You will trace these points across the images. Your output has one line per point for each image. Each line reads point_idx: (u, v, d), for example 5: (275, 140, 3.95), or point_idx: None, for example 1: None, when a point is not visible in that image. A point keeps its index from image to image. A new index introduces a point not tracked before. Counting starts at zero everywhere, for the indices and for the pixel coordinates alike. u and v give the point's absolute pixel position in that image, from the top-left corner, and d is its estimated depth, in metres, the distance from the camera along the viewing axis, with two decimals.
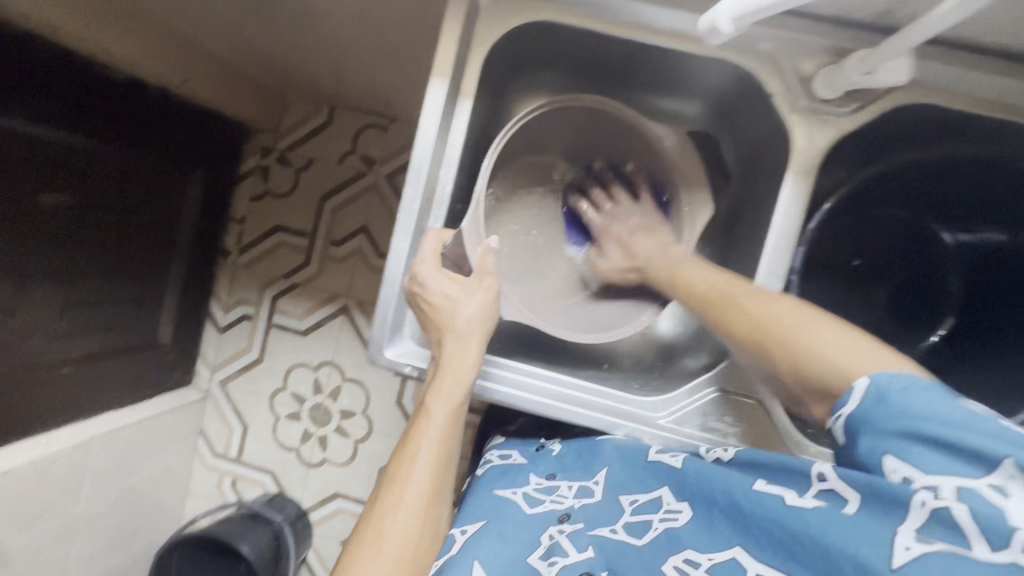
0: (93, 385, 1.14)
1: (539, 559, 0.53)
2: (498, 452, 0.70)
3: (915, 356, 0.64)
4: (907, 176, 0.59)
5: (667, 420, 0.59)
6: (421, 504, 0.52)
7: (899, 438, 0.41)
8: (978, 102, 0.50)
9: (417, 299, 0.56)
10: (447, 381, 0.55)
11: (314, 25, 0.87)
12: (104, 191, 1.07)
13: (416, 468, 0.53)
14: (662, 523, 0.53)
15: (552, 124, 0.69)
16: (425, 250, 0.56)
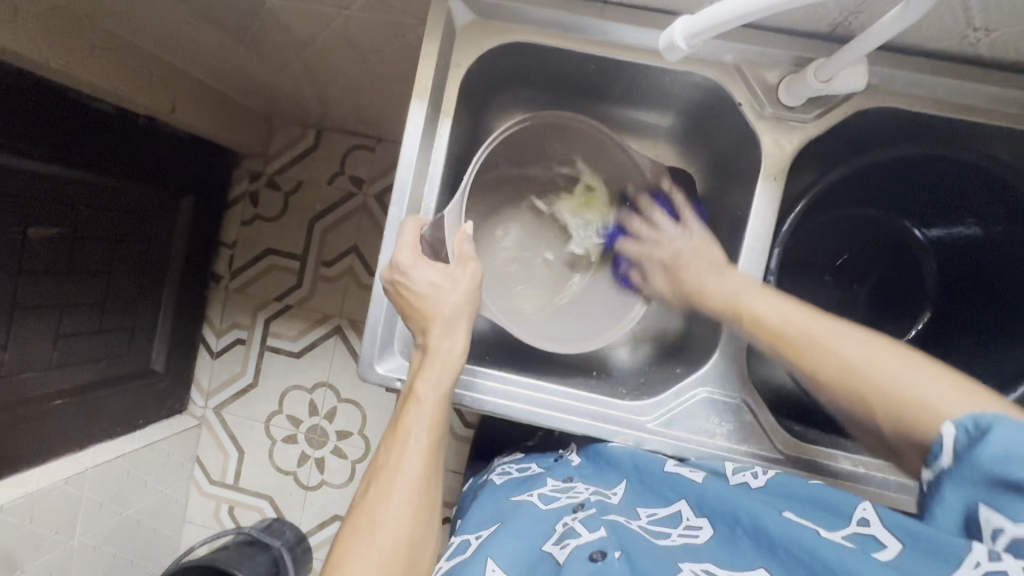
0: (85, 415, 1.13)
1: (551, 545, 0.52)
2: (517, 464, 0.71)
3: None
4: (875, 177, 0.60)
5: (654, 424, 0.59)
6: (414, 493, 0.50)
7: (989, 485, 0.37)
8: (943, 106, 0.52)
9: (398, 289, 0.55)
10: (436, 366, 0.54)
11: (299, 52, 0.90)
12: (94, 207, 1.08)
13: (406, 455, 0.51)
14: (680, 537, 0.50)
15: (531, 142, 0.69)
16: (405, 238, 0.55)
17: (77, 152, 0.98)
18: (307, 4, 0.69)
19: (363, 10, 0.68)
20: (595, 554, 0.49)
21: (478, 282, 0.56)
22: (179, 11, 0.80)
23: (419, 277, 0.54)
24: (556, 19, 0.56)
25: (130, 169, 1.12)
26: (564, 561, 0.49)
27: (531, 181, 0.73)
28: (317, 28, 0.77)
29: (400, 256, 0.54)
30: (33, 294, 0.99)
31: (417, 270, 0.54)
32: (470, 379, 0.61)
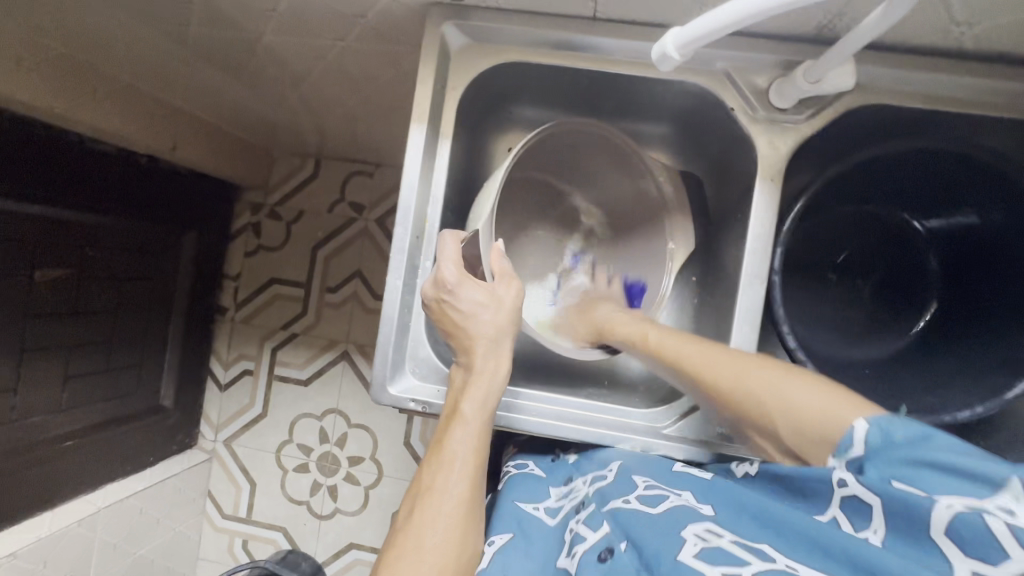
0: (96, 455, 1.13)
1: (565, 559, 0.53)
2: (515, 462, 0.69)
3: (906, 341, 0.66)
4: (871, 171, 0.60)
5: (671, 429, 0.60)
6: (459, 514, 0.49)
7: (905, 463, 0.41)
8: (931, 99, 0.54)
9: (441, 307, 0.56)
10: (482, 385, 0.54)
11: (296, 85, 0.92)
12: (97, 244, 1.09)
13: (452, 476, 0.50)
14: (678, 500, 0.52)
15: (542, 149, 0.69)
16: (447, 254, 0.56)
17: (81, 193, 1.00)
18: (304, 39, 0.71)
19: (359, 42, 0.70)
20: (604, 554, 0.49)
21: (518, 303, 0.57)
22: (176, 53, 0.83)
23: (466, 298, 0.55)
24: (547, 38, 0.58)
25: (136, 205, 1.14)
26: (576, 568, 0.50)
27: (544, 190, 0.74)
28: (313, 61, 0.79)
29: (446, 274, 0.55)
30: (40, 336, 1.00)
31: (464, 290, 0.55)
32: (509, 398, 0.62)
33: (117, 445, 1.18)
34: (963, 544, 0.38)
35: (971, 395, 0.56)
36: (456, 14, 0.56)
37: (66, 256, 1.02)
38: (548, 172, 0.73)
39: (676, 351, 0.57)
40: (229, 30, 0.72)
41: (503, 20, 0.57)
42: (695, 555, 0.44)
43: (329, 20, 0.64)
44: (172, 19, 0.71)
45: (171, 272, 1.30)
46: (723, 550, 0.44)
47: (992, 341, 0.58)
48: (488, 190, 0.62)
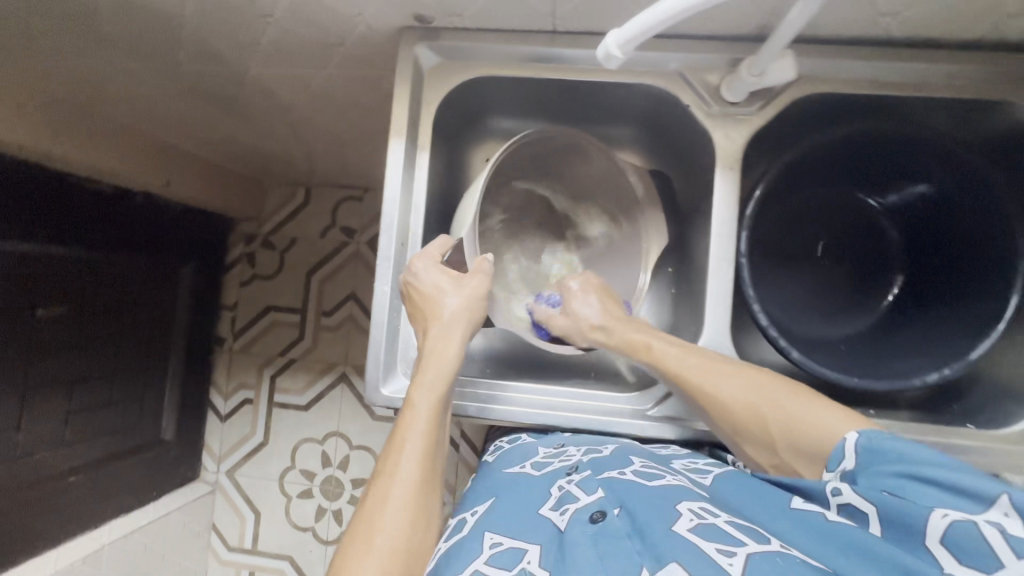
0: (98, 491, 1.13)
1: (550, 510, 0.54)
2: (508, 438, 0.73)
3: (878, 316, 0.69)
4: (826, 156, 0.64)
5: (656, 411, 0.62)
6: (411, 496, 0.52)
7: (897, 475, 0.44)
8: (870, 85, 0.58)
9: (409, 290, 0.60)
10: (430, 370, 0.56)
11: (283, 116, 0.96)
12: (96, 282, 1.11)
13: (403, 459, 0.53)
14: (674, 478, 0.55)
15: (517, 155, 0.72)
16: (430, 249, 0.60)
17: (78, 231, 1.03)
18: (287, 69, 0.75)
19: (340, 70, 0.74)
20: (596, 515, 0.50)
21: (481, 294, 0.61)
22: (167, 92, 0.87)
23: (428, 279, 0.59)
24: (512, 52, 0.62)
25: (133, 240, 1.17)
26: (566, 522, 0.50)
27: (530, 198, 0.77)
28: (297, 90, 0.83)
29: (416, 262, 0.59)
30: (43, 374, 1.02)
31: (426, 270, 0.59)
32: (498, 394, 0.64)
33: (120, 480, 1.18)
34: (957, 552, 0.40)
35: (940, 360, 0.59)
36: (426, 35, 0.60)
37: (67, 293, 1.05)
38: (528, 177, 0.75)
39: (691, 376, 0.57)
40: (217, 66, 0.77)
41: (470, 38, 0.61)
42: (689, 528, 0.46)
43: (310, 50, 0.68)
44: (163, 60, 0.76)
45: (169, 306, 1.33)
46: (717, 527, 0.46)
47: (959, 309, 0.61)
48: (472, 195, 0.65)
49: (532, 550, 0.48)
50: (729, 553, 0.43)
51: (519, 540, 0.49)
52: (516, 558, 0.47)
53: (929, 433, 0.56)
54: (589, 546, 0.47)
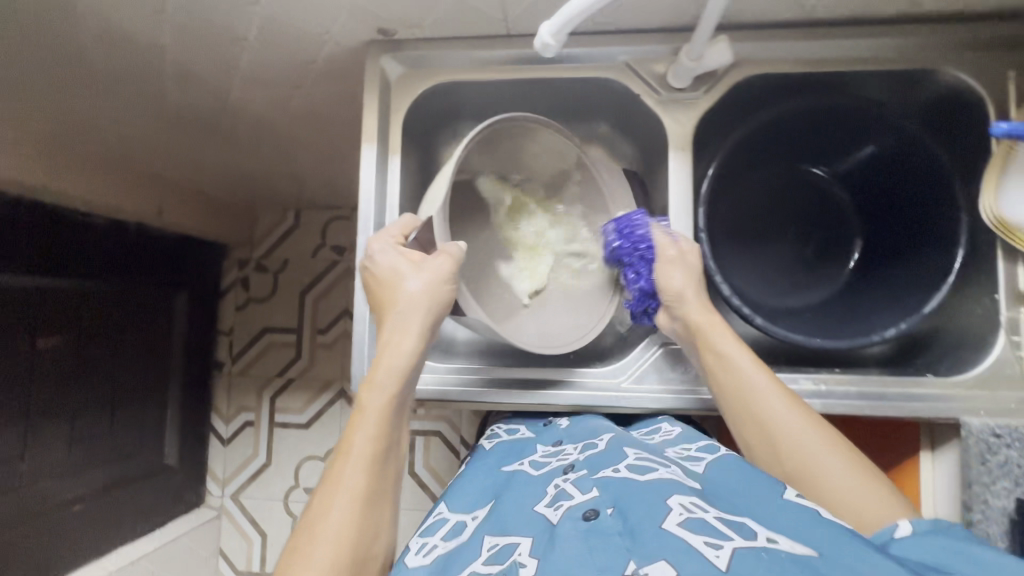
0: (103, 519, 1.14)
1: (546, 507, 0.54)
2: (507, 427, 0.78)
3: (841, 281, 0.72)
4: (775, 133, 0.68)
5: (629, 382, 0.66)
6: (356, 504, 0.52)
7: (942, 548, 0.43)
8: (806, 63, 0.62)
9: (368, 275, 0.61)
10: (381, 372, 0.57)
11: (267, 139, 1.01)
12: (88, 314, 1.14)
13: (351, 467, 0.53)
14: (668, 471, 0.53)
15: (490, 146, 0.70)
16: (390, 230, 0.62)
17: (72, 263, 1.07)
18: (265, 91, 0.80)
19: (314, 88, 0.79)
20: (589, 514, 0.48)
21: (445, 278, 0.58)
22: (154, 122, 0.92)
23: (382, 260, 0.60)
24: (471, 58, 0.66)
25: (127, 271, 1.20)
26: (557, 518, 0.50)
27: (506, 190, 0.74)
28: (277, 111, 0.87)
29: (372, 242, 0.61)
30: (44, 404, 1.04)
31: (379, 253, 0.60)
32: (486, 377, 0.67)
33: (124, 508, 1.19)
34: None
35: (899, 316, 0.61)
36: (390, 47, 0.64)
37: (66, 323, 1.08)
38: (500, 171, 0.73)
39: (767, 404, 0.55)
40: (199, 93, 0.81)
41: (433, 47, 0.66)
42: (678, 524, 0.44)
43: (284, 69, 0.73)
44: (148, 90, 0.80)
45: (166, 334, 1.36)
46: (707, 521, 0.44)
47: (917, 266, 0.64)
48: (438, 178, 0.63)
49: (524, 543, 0.49)
50: (716, 547, 0.40)
51: (513, 536, 0.51)
52: (509, 552, 0.48)
53: (888, 384, 0.57)
54: (576, 546, 0.45)
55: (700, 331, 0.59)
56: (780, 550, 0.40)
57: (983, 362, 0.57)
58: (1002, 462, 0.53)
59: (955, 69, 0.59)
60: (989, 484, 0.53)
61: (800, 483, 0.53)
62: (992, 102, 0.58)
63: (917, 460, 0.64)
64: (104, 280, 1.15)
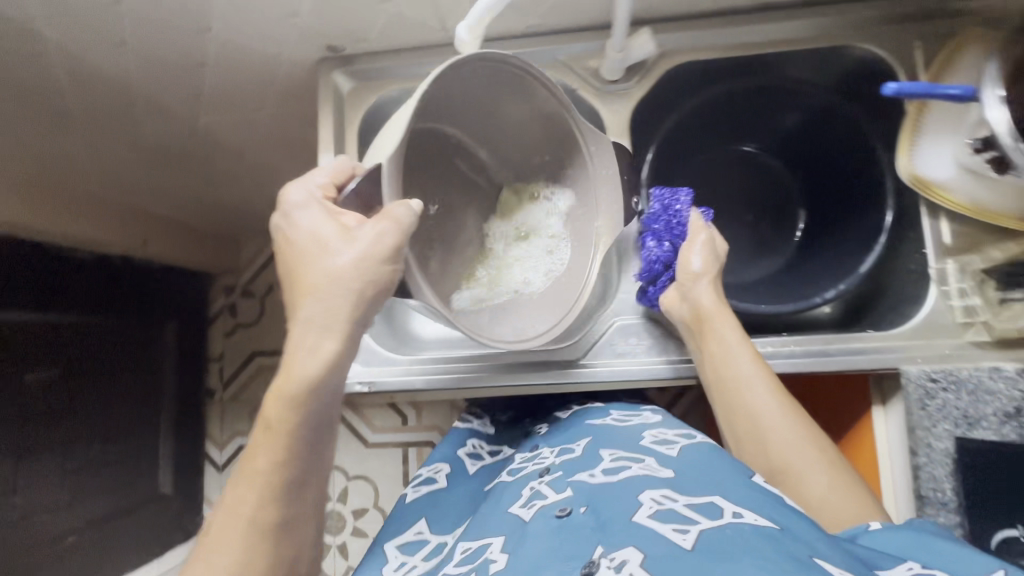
0: (99, 552, 1.15)
1: (520, 508, 0.57)
2: (489, 448, 0.81)
3: (792, 252, 0.76)
4: (709, 114, 0.72)
5: (585, 359, 0.67)
6: (256, 536, 0.48)
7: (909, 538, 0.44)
8: (730, 49, 0.65)
9: (285, 237, 0.55)
10: (286, 384, 0.49)
11: (242, 164, 1.05)
12: (79, 349, 1.14)
13: (252, 496, 0.48)
14: (639, 469, 0.54)
15: (463, 98, 0.62)
16: (320, 181, 0.56)
17: (55, 297, 1.09)
18: (231, 117, 0.84)
19: (277, 110, 0.83)
20: (562, 511, 0.50)
21: (385, 248, 0.50)
22: (131, 156, 0.96)
23: (304, 219, 0.54)
24: (417, 68, 0.71)
25: (114, 304, 1.23)
26: (530, 517, 0.53)
27: (463, 153, 0.69)
28: (247, 135, 0.91)
29: (292, 198, 0.55)
30: (31, 441, 1.04)
31: (300, 211, 0.55)
32: (447, 364, 0.69)
33: (120, 539, 1.20)
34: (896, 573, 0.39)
35: (840, 280, 0.66)
36: (340, 63, 0.69)
37: (55, 354, 1.09)
38: (458, 126, 0.67)
39: (760, 411, 0.58)
40: (169, 123, 0.85)
41: (381, 60, 0.70)
42: (648, 518, 0.45)
43: (246, 93, 0.77)
44: (121, 123, 0.83)
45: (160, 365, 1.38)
46: (675, 510, 0.45)
47: (854, 228, 0.68)
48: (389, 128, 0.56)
49: (496, 542, 0.52)
50: (684, 532, 0.42)
51: (487, 539, 0.54)
52: (482, 552, 0.52)
53: (833, 341, 0.60)
54: (547, 541, 0.47)
55: (711, 323, 0.61)
56: (746, 528, 0.41)
57: (919, 315, 0.60)
58: (940, 405, 0.56)
59: (866, 43, 0.63)
60: (931, 428, 0.56)
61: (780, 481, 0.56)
62: (902, 71, 0.62)
63: (871, 417, 0.65)
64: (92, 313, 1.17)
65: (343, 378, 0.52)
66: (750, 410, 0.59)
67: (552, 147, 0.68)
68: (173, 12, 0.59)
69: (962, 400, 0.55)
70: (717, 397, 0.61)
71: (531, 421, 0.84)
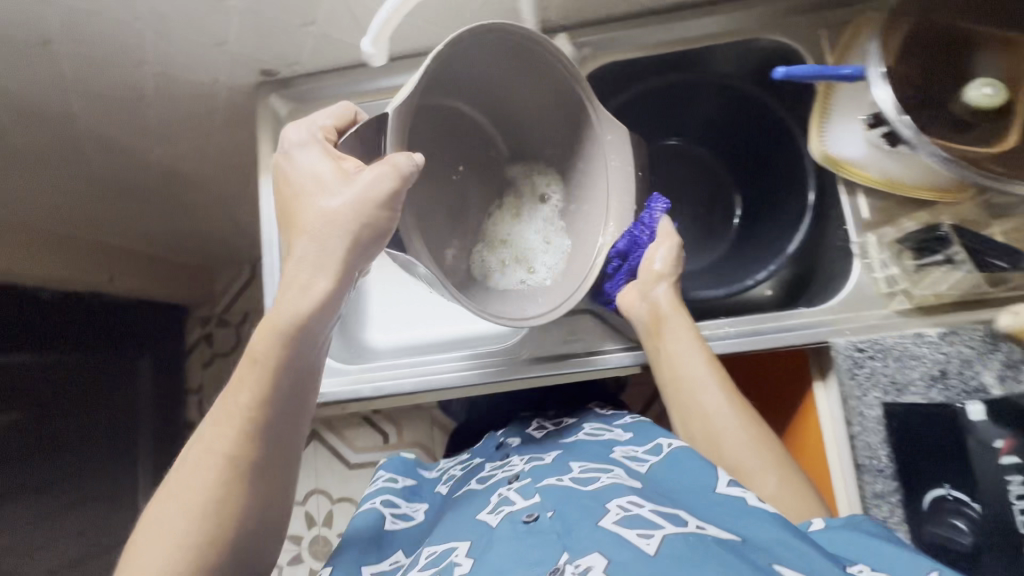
0: None
1: (486, 513, 0.54)
2: (461, 465, 0.76)
3: (732, 238, 0.79)
4: (637, 113, 0.76)
5: (528, 356, 0.69)
6: (199, 513, 0.47)
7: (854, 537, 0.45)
8: (648, 49, 0.68)
9: (284, 172, 0.55)
10: (267, 348, 0.50)
11: (200, 191, 1.05)
12: (53, 386, 1.10)
13: (197, 483, 0.48)
14: (608, 477, 0.52)
15: (472, 71, 0.61)
16: (324, 123, 0.57)
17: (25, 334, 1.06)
18: (180, 146, 0.86)
19: (225, 136, 0.84)
20: (528, 516, 0.48)
21: (381, 193, 0.49)
22: (89, 194, 0.97)
23: (305, 159, 0.54)
24: (350, 87, 0.73)
25: (98, 342, 1.22)
26: (495, 525, 0.50)
27: (467, 125, 0.68)
28: (200, 162, 0.93)
29: (292, 135, 0.55)
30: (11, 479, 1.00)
31: (303, 150, 0.54)
32: (399, 368, 0.71)
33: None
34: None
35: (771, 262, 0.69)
36: (277, 86, 0.72)
37: (25, 394, 1.04)
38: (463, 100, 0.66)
39: (713, 411, 0.59)
40: (120, 155, 0.86)
41: (317, 81, 0.73)
42: (614, 523, 0.43)
43: (191, 122, 0.79)
44: (72, 158, 0.84)
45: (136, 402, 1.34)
46: (642, 516, 0.44)
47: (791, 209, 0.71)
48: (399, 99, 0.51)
49: (462, 545, 0.50)
50: (648, 537, 0.41)
51: (453, 542, 0.52)
52: (446, 556, 0.50)
53: (763, 322, 0.62)
54: (507, 552, 0.45)
55: (668, 324, 0.63)
56: (704, 537, 0.41)
57: (845, 289, 0.62)
58: (868, 373, 0.57)
59: (775, 34, 0.66)
60: (862, 397, 0.57)
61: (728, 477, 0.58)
62: (810, 57, 0.64)
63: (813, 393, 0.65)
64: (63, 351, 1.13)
65: (326, 331, 0.52)
66: (703, 408, 0.60)
67: (563, 121, 0.66)
68: (107, 48, 0.62)
69: (890, 366, 0.57)
70: (672, 395, 0.62)
71: (507, 430, 0.78)
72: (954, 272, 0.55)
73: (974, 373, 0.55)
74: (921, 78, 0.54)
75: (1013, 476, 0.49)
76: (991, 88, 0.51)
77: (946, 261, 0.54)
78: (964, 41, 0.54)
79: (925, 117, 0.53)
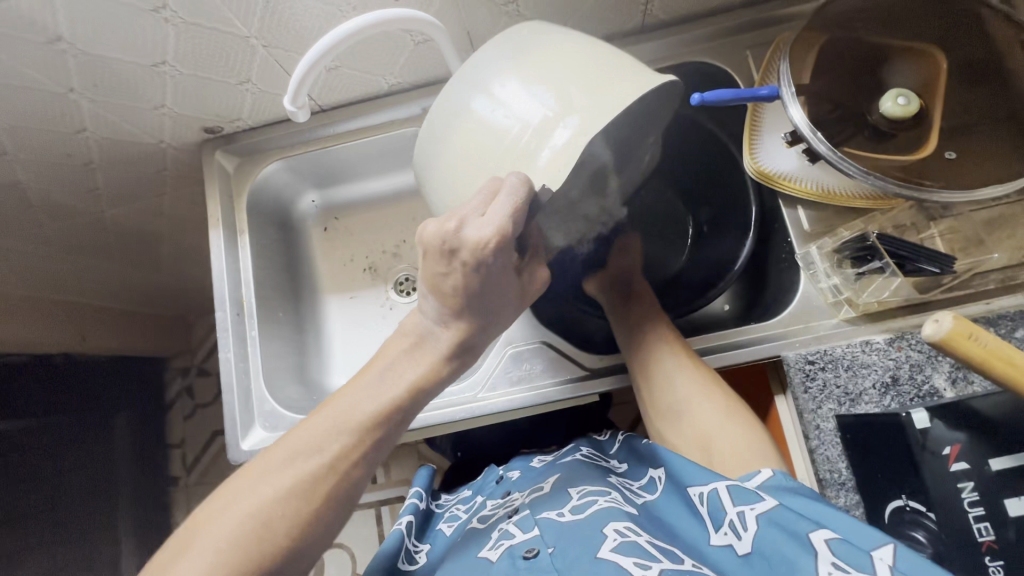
0: None
1: (488, 549, 0.49)
2: (463, 503, 0.69)
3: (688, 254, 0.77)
4: None
5: (486, 392, 0.67)
6: (299, 515, 0.43)
7: (802, 500, 0.45)
8: None
9: (444, 253, 0.43)
10: (411, 377, 0.47)
11: (161, 243, 1.03)
12: (49, 442, 1.03)
13: (279, 480, 0.43)
14: (607, 501, 0.50)
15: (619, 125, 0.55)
16: (507, 205, 0.41)
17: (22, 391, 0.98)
18: (134, 204, 0.85)
19: (180, 191, 0.84)
20: (529, 551, 0.45)
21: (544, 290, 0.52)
22: (51, 256, 0.96)
23: (493, 270, 0.44)
24: (298, 139, 0.75)
25: (95, 397, 1.13)
26: (497, 562, 0.46)
27: None
28: (156, 219, 0.92)
29: (479, 233, 0.41)
30: None
31: (495, 262, 0.43)
32: None
33: None
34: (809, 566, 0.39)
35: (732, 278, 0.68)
36: (222, 142, 0.73)
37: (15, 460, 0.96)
38: None
39: (666, 357, 0.61)
40: (75, 217, 0.85)
41: (260, 134, 0.74)
42: (610, 552, 0.42)
43: (141, 182, 0.79)
44: (26, 225, 0.84)
45: (126, 458, 1.20)
46: (642, 546, 0.43)
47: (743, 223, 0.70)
48: (500, 105, 0.47)
49: None
50: (645, 567, 0.40)
51: None
52: None
53: (714, 337, 0.63)
54: None
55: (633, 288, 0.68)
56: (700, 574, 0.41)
57: (794, 302, 0.62)
58: (821, 385, 0.57)
59: (704, 56, 0.67)
60: (817, 410, 0.56)
61: (683, 416, 0.59)
62: (738, 77, 0.66)
63: (780, 405, 0.64)
64: (57, 412, 1.05)
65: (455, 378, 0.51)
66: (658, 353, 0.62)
67: None
68: (47, 117, 0.63)
69: (841, 377, 0.57)
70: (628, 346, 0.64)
71: (500, 470, 0.73)
72: (891, 280, 0.54)
73: (925, 378, 0.55)
74: (837, 93, 0.55)
75: (964, 484, 0.49)
76: (902, 99, 0.52)
77: (882, 269, 0.54)
78: (876, 57, 0.56)
79: (845, 127, 0.54)
